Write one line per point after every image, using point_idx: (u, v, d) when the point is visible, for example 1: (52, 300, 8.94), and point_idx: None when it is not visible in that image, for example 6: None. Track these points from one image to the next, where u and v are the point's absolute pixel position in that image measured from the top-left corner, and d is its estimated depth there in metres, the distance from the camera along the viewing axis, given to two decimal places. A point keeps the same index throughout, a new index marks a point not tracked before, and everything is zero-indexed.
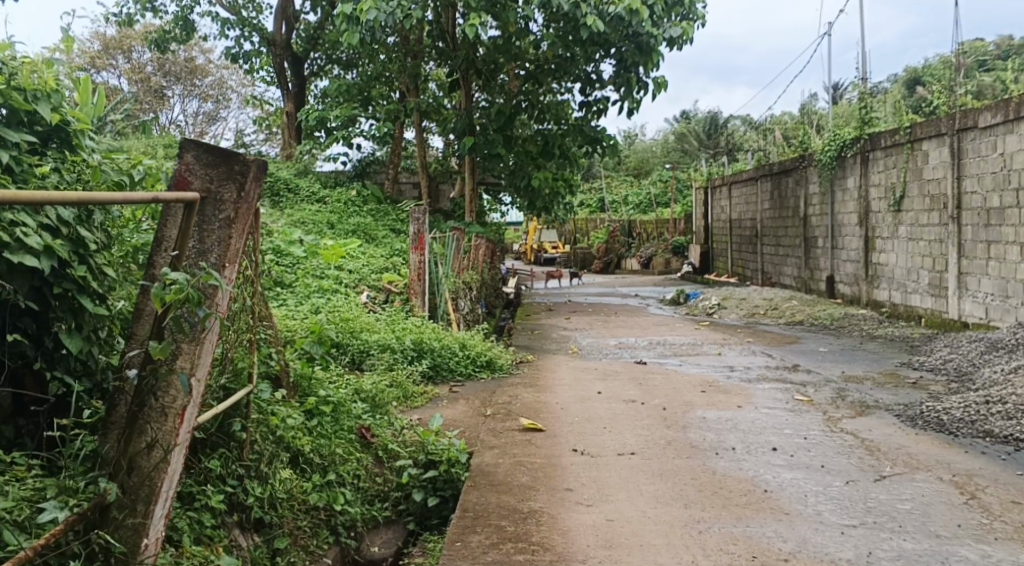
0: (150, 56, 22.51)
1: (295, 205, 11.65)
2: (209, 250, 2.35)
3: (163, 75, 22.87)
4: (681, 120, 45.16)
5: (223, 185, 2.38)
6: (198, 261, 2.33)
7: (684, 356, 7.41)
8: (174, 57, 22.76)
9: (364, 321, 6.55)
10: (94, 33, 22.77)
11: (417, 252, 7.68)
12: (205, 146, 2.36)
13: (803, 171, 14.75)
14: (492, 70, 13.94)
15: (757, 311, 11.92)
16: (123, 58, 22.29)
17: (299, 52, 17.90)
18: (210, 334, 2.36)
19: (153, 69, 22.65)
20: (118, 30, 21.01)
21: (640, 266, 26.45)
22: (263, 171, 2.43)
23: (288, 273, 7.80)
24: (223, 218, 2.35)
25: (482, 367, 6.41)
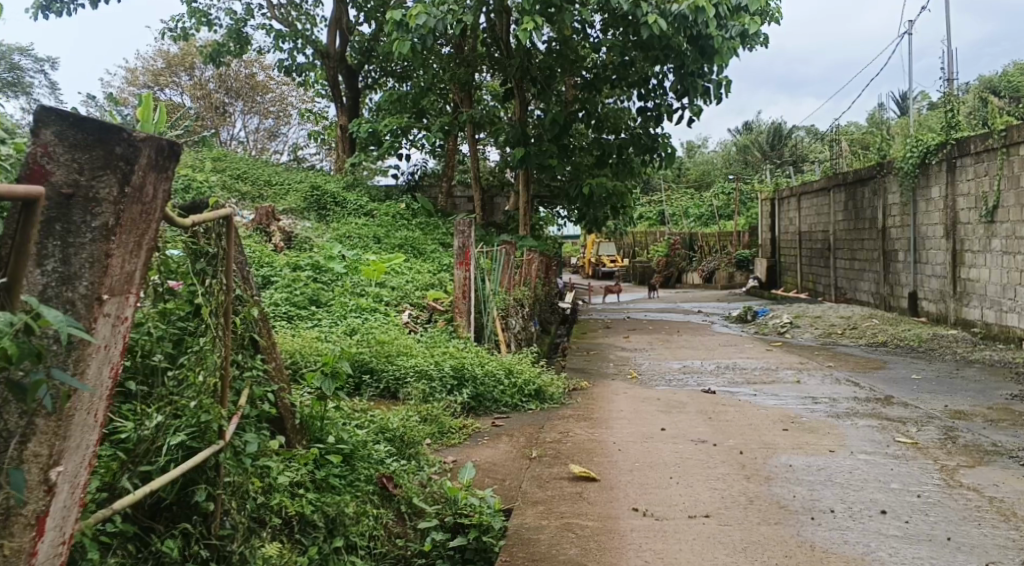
0: (211, 73, 22.57)
1: (342, 219, 11.17)
2: (76, 274, 1.58)
3: (223, 91, 22.88)
4: (744, 131, 44.01)
5: (98, 178, 1.60)
6: (60, 292, 1.56)
7: (757, 384, 6.63)
8: (233, 73, 22.76)
9: (401, 345, 5.94)
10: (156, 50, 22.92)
11: (462, 267, 7.06)
12: (71, 119, 1.58)
13: (880, 179, 13.76)
14: (547, 77, 13.34)
15: (834, 330, 11.01)
16: (184, 75, 22.44)
17: (353, 65, 17.60)
18: (79, 400, 1.61)
19: (214, 85, 22.70)
20: (177, 46, 21.06)
21: (702, 280, 25.51)
22: (162, 156, 1.69)
23: (325, 289, 7.27)
24: (98, 227, 1.59)
25: (530, 397, 5.73)
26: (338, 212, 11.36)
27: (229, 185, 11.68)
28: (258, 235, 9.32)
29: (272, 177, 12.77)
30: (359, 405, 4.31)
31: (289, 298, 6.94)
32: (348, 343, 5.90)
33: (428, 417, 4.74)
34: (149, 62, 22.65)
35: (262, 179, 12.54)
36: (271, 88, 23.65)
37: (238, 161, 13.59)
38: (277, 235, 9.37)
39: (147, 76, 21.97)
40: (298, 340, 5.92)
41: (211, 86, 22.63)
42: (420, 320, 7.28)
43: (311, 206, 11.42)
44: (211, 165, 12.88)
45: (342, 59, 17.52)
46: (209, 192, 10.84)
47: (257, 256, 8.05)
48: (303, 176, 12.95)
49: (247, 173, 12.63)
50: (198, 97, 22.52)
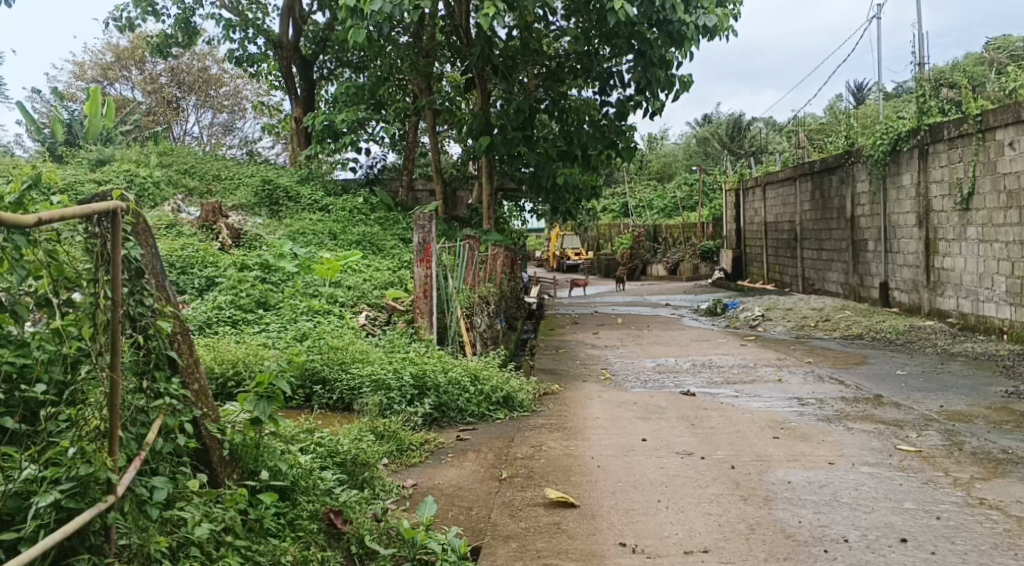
0: (163, 66, 21.78)
1: (295, 214, 10.58)
2: None
3: (176, 85, 22.07)
4: (704, 123, 43.97)
5: None
6: None
7: (737, 384, 6.26)
8: (187, 65, 21.97)
9: (357, 350, 5.45)
10: (102, 43, 22.01)
11: (423, 264, 6.60)
12: None
13: (849, 167, 13.51)
14: (509, 66, 12.87)
15: (807, 323, 10.72)
16: (135, 69, 21.60)
17: (308, 55, 17.00)
18: None
19: (168, 79, 21.91)
20: (124, 37, 20.20)
21: (667, 272, 25.30)
22: None
23: (274, 290, 6.75)
24: None
25: (498, 405, 5.27)
26: (291, 208, 10.80)
27: (175, 181, 11.06)
28: (205, 232, 8.75)
29: (223, 172, 12.16)
30: (304, 424, 3.83)
31: (235, 301, 6.42)
32: (298, 351, 5.42)
33: (384, 434, 4.26)
34: (95, 54, 21.76)
35: (212, 174, 11.92)
36: (226, 82, 22.84)
37: (187, 156, 12.95)
38: (225, 232, 8.81)
39: (94, 70, 21.11)
40: (243, 349, 5.42)
41: (162, 79, 21.81)
42: (376, 322, 6.79)
43: (263, 201, 10.85)
44: (157, 159, 12.21)
45: (296, 50, 16.90)
46: (152, 189, 10.21)
47: (201, 255, 7.49)
48: (255, 170, 12.35)
49: (196, 168, 12.00)
50: (148, 91, 21.69)
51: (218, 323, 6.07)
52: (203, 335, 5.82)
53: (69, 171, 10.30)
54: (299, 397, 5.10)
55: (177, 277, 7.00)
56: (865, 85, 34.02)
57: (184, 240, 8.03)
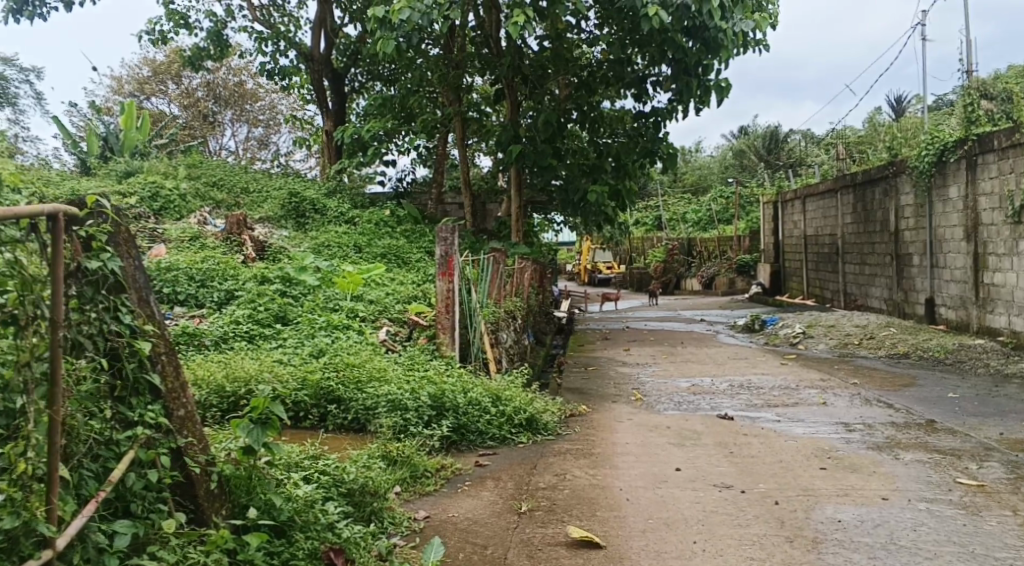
0: (199, 81, 21.91)
1: (321, 226, 10.41)
2: None
3: (212, 99, 22.18)
4: (739, 135, 43.38)
5: None
6: None
7: (777, 407, 5.91)
8: (223, 80, 22.09)
9: (374, 367, 5.20)
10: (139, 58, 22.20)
11: (445, 278, 6.36)
12: None
13: (892, 180, 13.05)
14: (540, 77, 12.65)
15: (849, 341, 10.28)
16: (171, 84, 21.74)
17: (339, 68, 16.94)
18: None
19: (204, 93, 22.03)
20: (159, 51, 20.32)
21: (702, 286, 24.84)
22: None
23: (293, 304, 6.54)
24: None
25: (521, 427, 4.97)
26: (318, 220, 10.63)
27: (202, 193, 10.96)
28: (229, 245, 8.59)
29: (251, 184, 12.05)
30: (310, 448, 3.58)
31: (252, 316, 6.22)
32: (312, 368, 5.19)
33: (396, 458, 3.99)
34: (131, 68, 21.94)
35: (240, 186, 11.81)
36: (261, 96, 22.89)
37: (215, 168, 12.87)
38: (248, 244, 8.65)
39: (131, 84, 21.27)
40: (256, 365, 5.21)
41: (197, 93, 21.92)
42: (398, 338, 6.55)
43: (290, 213, 10.70)
44: (186, 171, 12.14)
45: (328, 63, 16.84)
46: (178, 201, 10.10)
47: (222, 267, 7.31)
48: (283, 182, 12.22)
49: (223, 181, 11.90)
50: (184, 106, 21.82)
51: (234, 337, 5.87)
52: (218, 351, 5.62)
53: (96, 183, 10.23)
54: (312, 417, 4.87)
55: (195, 290, 6.82)
56: (905, 97, 33.30)
57: (206, 253, 7.87)
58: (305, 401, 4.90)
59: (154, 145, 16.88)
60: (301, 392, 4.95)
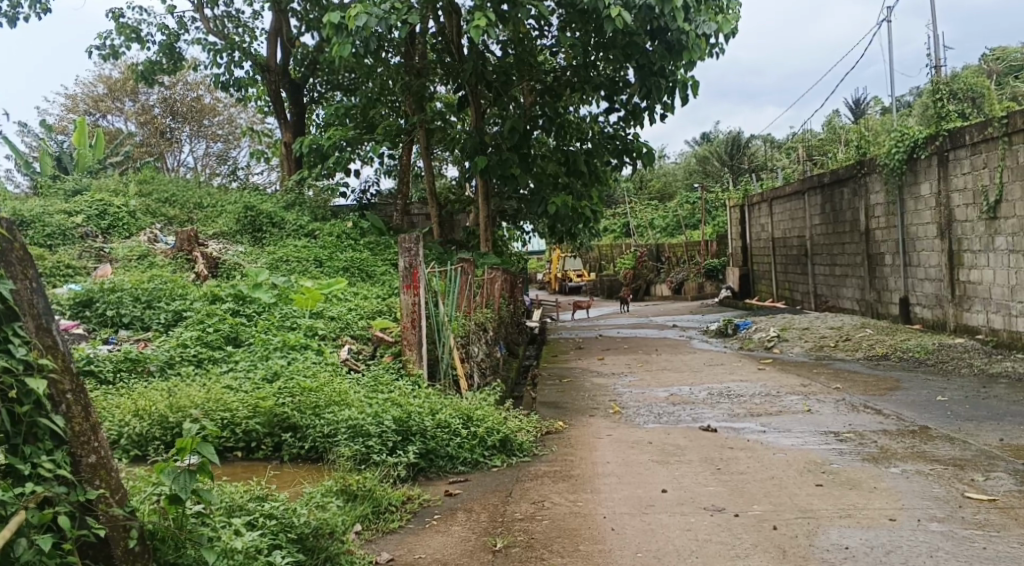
0: (157, 97, 21.38)
1: (279, 241, 9.99)
2: None
3: (169, 115, 21.63)
4: (702, 141, 43.52)
5: None
6: None
7: (762, 415, 5.64)
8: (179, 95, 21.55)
9: (332, 390, 4.81)
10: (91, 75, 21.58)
11: (410, 291, 5.99)
12: None
13: (861, 179, 12.92)
14: (504, 83, 12.39)
15: (826, 343, 10.08)
16: (127, 101, 21.18)
17: (297, 79, 16.54)
18: None
19: (161, 110, 21.46)
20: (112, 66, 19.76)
21: (671, 292, 24.68)
22: None
23: (246, 324, 6.14)
24: None
25: (494, 450, 4.59)
26: (276, 234, 10.21)
27: (154, 210, 10.48)
28: (180, 263, 8.16)
29: (207, 199, 11.61)
30: (255, 488, 3.22)
31: (202, 338, 5.80)
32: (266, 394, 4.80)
33: (354, 492, 3.57)
34: (86, 86, 21.34)
35: (194, 202, 11.35)
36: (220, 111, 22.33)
37: (169, 184, 12.40)
38: (200, 262, 8.21)
39: (86, 102, 20.69)
40: (205, 392, 4.82)
41: (154, 110, 21.35)
42: (360, 357, 6.16)
43: (246, 228, 10.26)
44: (136, 187, 11.64)
45: (285, 74, 16.43)
46: (127, 218, 9.62)
47: (171, 287, 6.89)
48: (240, 196, 11.78)
49: (177, 196, 11.43)
50: (141, 123, 21.24)
51: (182, 362, 5.48)
52: (163, 379, 5.21)
53: (39, 202, 9.73)
54: (267, 447, 4.51)
55: (142, 312, 6.40)
56: (863, 100, 33.63)
57: (154, 272, 7.43)
58: (258, 431, 4.52)
59: (108, 164, 16.34)
60: (254, 420, 4.57)
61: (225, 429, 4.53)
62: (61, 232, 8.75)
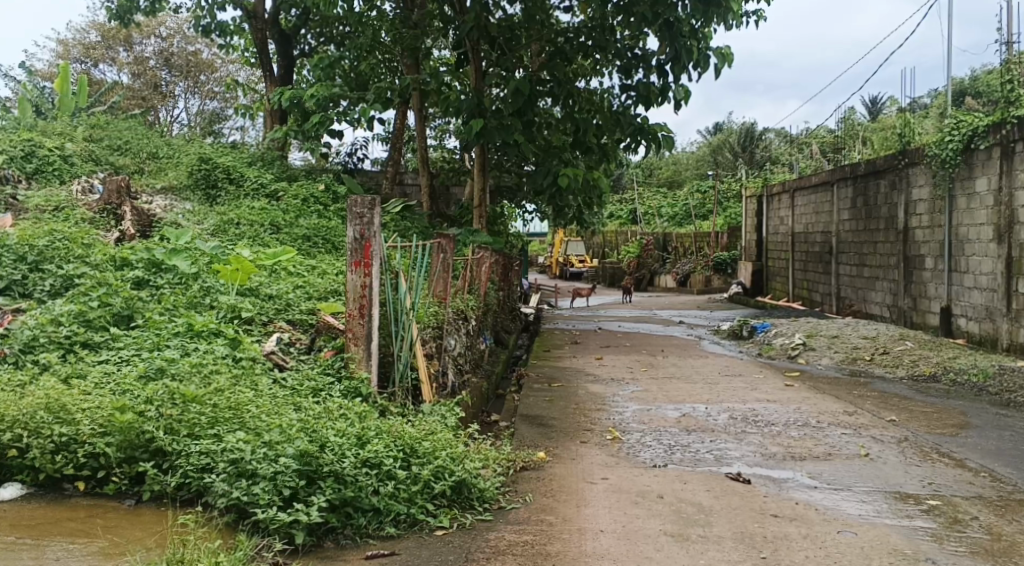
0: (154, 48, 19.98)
1: (235, 200, 8.64)
2: None
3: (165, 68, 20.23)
4: (714, 131, 42.03)
5: None
6: None
7: (805, 459, 4.33)
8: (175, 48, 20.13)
9: (226, 399, 3.45)
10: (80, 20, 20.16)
11: (359, 269, 4.67)
12: None
13: (903, 171, 11.52)
14: (510, 40, 10.97)
15: (860, 355, 8.75)
16: (120, 49, 19.68)
17: (288, 30, 15.16)
18: None
19: (157, 63, 20.02)
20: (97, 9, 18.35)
21: (675, 283, 23.33)
22: None
23: (147, 299, 4.76)
24: None
25: (441, 501, 3.26)
26: (232, 192, 8.83)
27: (97, 157, 9.13)
28: (102, 218, 6.85)
29: (165, 149, 10.25)
30: None
31: (81, 313, 4.44)
32: (133, 397, 3.44)
33: None
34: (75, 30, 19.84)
35: (148, 151, 10.00)
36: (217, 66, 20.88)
37: (125, 130, 11.04)
38: (127, 218, 6.88)
39: (75, 48, 19.33)
40: (49, 390, 3.46)
41: (150, 62, 19.87)
42: (292, 349, 4.80)
43: (199, 183, 8.90)
44: (86, 131, 10.27)
45: (275, 24, 15.04)
46: (59, 163, 8.26)
47: (70, 242, 5.53)
48: (202, 148, 10.44)
49: (130, 144, 10.09)
50: (134, 74, 19.83)
51: (47, 345, 4.13)
52: (8, 370, 3.84)
53: None
54: (121, 477, 3.17)
55: (24, 274, 5.03)
56: (882, 100, 32.26)
57: (63, 225, 6.09)
58: (109, 454, 3.17)
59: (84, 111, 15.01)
60: (106, 437, 3.21)
61: (61, 453, 3.18)
62: None
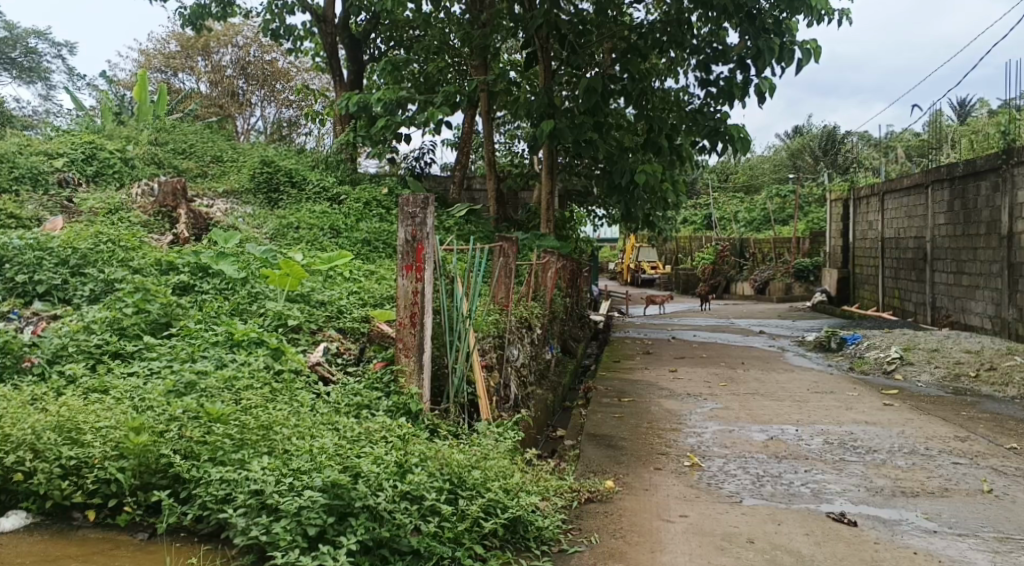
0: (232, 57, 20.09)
1: (296, 203, 8.38)
2: None
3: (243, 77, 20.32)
4: (793, 135, 40.66)
5: None
6: None
7: (918, 495, 3.76)
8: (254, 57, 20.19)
9: (254, 417, 3.06)
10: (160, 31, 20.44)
11: (410, 274, 4.27)
12: None
13: (1006, 172, 10.62)
14: (581, 36, 10.48)
15: (963, 371, 7.98)
16: (199, 58, 19.79)
17: (358, 34, 14.99)
18: None
19: (234, 71, 20.13)
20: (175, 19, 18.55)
21: (753, 291, 22.44)
22: None
23: (188, 305, 4.45)
24: None
25: (492, 542, 2.82)
26: (293, 195, 8.58)
27: (162, 161, 9.01)
28: (157, 222, 6.63)
29: (229, 152, 10.10)
30: None
31: (116, 320, 4.14)
32: (153, 413, 3.09)
33: None
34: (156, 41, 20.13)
35: (212, 154, 9.86)
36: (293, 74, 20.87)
37: (192, 134, 10.96)
38: (182, 222, 6.67)
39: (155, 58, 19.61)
40: (65, 405, 3.14)
41: (226, 71, 19.96)
42: (340, 360, 4.41)
43: (260, 187, 8.67)
44: (154, 134, 10.20)
45: (345, 28, 14.89)
46: (121, 167, 8.14)
47: (116, 246, 5.29)
48: (266, 151, 10.26)
49: (196, 148, 9.97)
50: (212, 83, 19.96)
51: (76, 356, 3.83)
52: (32, 384, 3.55)
53: (23, 141, 8.32)
54: (135, 506, 2.81)
55: (66, 279, 4.79)
56: (972, 101, 30.65)
57: (115, 229, 5.88)
58: (122, 480, 2.82)
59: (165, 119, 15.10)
60: (120, 461, 2.86)
61: (71, 478, 2.84)
62: (33, 176, 7.28)
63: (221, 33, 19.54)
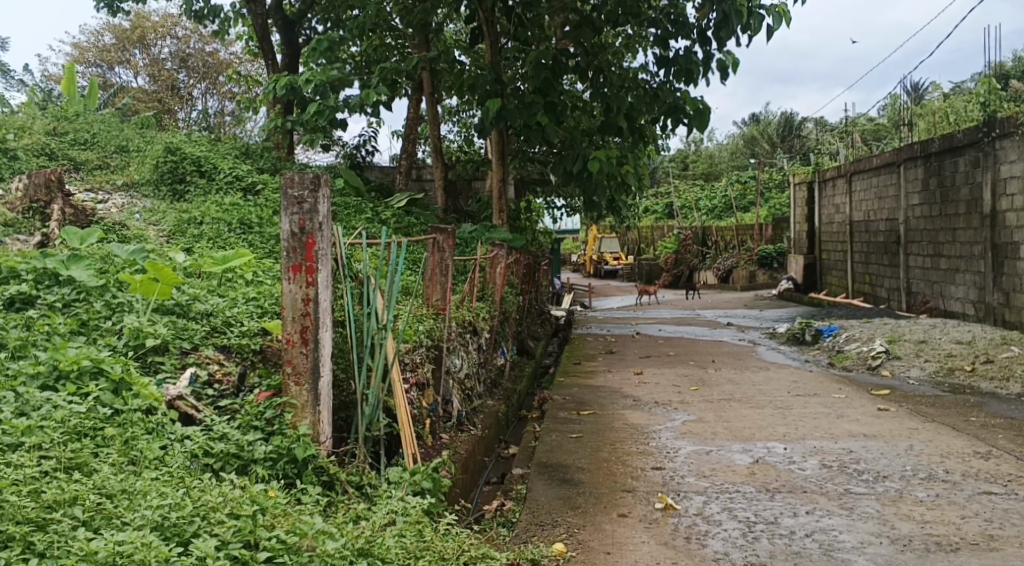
0: (173, 50, 18.35)
1: (205, 195, 7.36)
2: None
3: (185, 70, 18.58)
4: (750, 122, 40.22)
5: None
6: None
7: (959, 549, 2.91)
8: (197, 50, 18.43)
9: (23, 504, 2.14)
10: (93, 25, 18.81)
11: (300, 276, 3.32)
12: None
13: (988, 147, 9.91)
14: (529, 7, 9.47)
15: (957, 365, 7.22)
16: (136, 51, 18.17)
17: (292, 14, 13.92)
18: None
19: (175, 65, 18.44)
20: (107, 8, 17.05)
21: (717, 280, 21.74)
22: None
23: (11, 326, 3.45)
24: None
25: None
26: (202, 186, 7.56)
27: (55, 152, 7.93)
28: (26, 219, 5.60)
29: (136, 141, 8.99)
30: None
31: None
32: None
33: None
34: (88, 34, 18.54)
35: (116, 144, 8.74)
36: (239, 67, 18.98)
37: (97, 122, 9.81)
38: (56, 217, 5.63)
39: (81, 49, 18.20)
40: None
41: (166, 64, 18.31)
42: (212, 390, 3.43)
43: (164, 178, 7.63)
44: (49, 122, 9.03)
45: (278, 8, 13.82)
46: (0, 159, 7.03)
47: None
48: (179, 138, 9.19)
49: (98, 137, 8.86)
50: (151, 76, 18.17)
51: None
52: None
53: None
54: None
55: None
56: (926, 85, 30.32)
57: None
58: None
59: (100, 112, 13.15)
60: None
61: None
62: None
63: (157, 23, 17.99)
